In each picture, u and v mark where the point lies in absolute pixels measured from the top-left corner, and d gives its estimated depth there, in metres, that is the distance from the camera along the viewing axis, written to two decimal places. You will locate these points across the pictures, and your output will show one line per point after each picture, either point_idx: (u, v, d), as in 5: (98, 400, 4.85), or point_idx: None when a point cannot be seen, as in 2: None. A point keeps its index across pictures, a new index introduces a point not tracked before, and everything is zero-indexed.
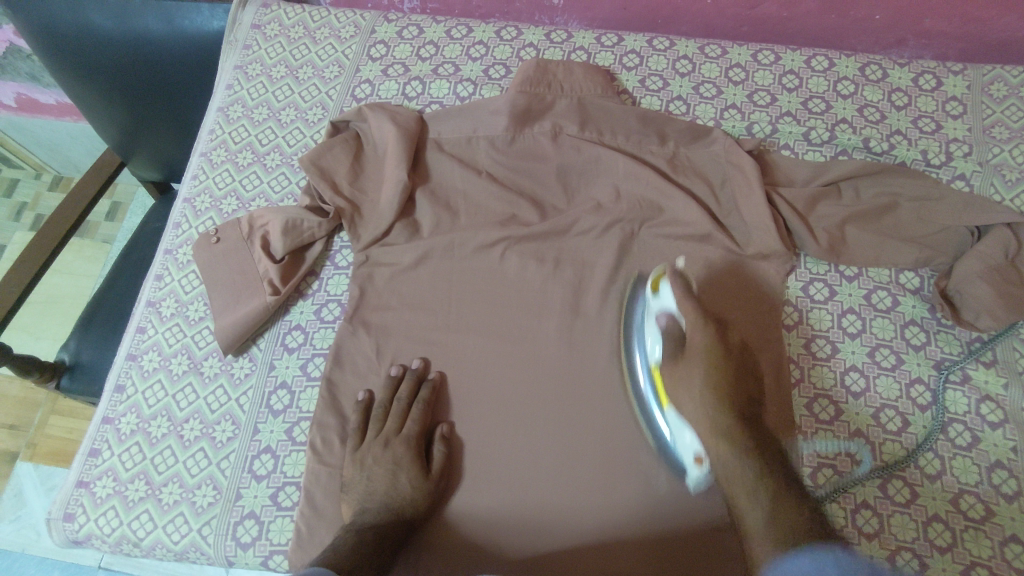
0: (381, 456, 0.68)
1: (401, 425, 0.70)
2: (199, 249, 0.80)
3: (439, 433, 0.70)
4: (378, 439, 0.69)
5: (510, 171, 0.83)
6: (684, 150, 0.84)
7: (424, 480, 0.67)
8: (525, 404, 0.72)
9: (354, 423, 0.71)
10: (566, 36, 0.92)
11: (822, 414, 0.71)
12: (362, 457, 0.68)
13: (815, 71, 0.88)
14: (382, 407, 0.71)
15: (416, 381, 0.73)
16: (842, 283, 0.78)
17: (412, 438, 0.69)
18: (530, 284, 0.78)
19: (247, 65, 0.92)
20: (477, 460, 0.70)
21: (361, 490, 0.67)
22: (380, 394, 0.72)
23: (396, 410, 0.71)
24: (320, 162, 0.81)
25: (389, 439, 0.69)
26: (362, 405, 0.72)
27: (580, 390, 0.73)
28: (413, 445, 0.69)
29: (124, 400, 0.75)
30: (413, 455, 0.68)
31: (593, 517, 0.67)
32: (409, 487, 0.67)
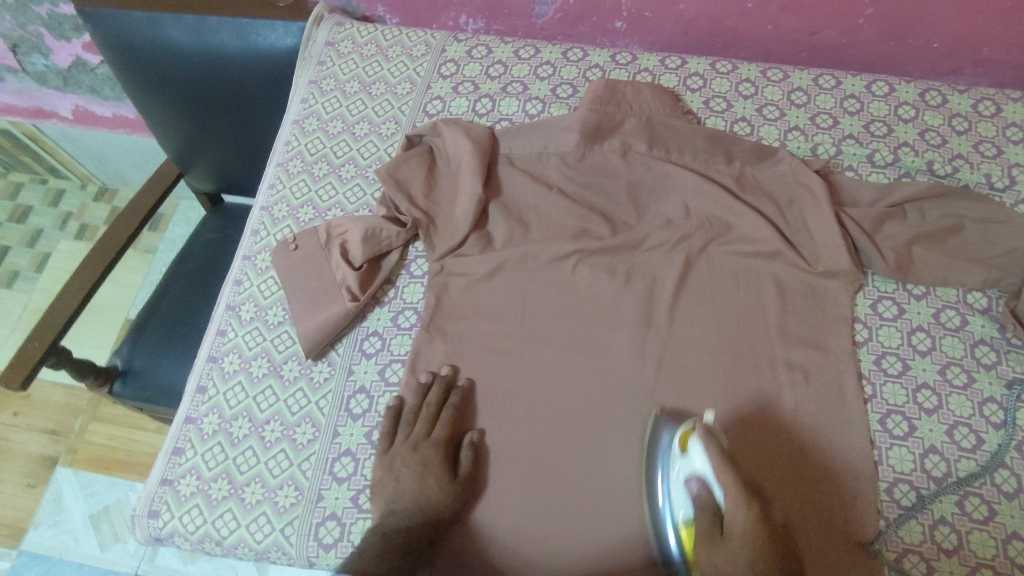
0: (409, 459, 0.70)
1: (429, 429, 0.72)
2: (277, 255, 0.83)
3: (468, 441, 0.72)
4: (406, 442, 0.71)
5: (580, 187, 0.85)
6: (750, 170, 0.86)
7: (452, 483, 0.69)
8: (590, 416, 0.74)
9: (383, 427, 0.73)
10: (631, 58, 0.95)
11: (896, 430, 0.72)
12: (391, 459, 0.71)
13: (876, 96, 0.90)
14: (412, 412, 0.73)
15: (445, 388, 0.74)
16: (910, 302, 0.79)
17: (441, 442, 0.71)
18: (602, 296, 0.80)
19: (321, 80, 0.95)
20: (528, 463, 0.72)
21: (389, 490, 0.69)
22: (410, 399, 0.74)
23: (423, 416, 0.72)
24: (396, 173, 0.84)
25: (418, 443, 0.71)
26: (391, 410, 0.73)
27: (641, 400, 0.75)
28: (441, 449, 0.71)
29: (206, 401, 0.76)
30: (441, 458, 0.70)
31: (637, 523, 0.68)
32: (438, 489, 0.68)
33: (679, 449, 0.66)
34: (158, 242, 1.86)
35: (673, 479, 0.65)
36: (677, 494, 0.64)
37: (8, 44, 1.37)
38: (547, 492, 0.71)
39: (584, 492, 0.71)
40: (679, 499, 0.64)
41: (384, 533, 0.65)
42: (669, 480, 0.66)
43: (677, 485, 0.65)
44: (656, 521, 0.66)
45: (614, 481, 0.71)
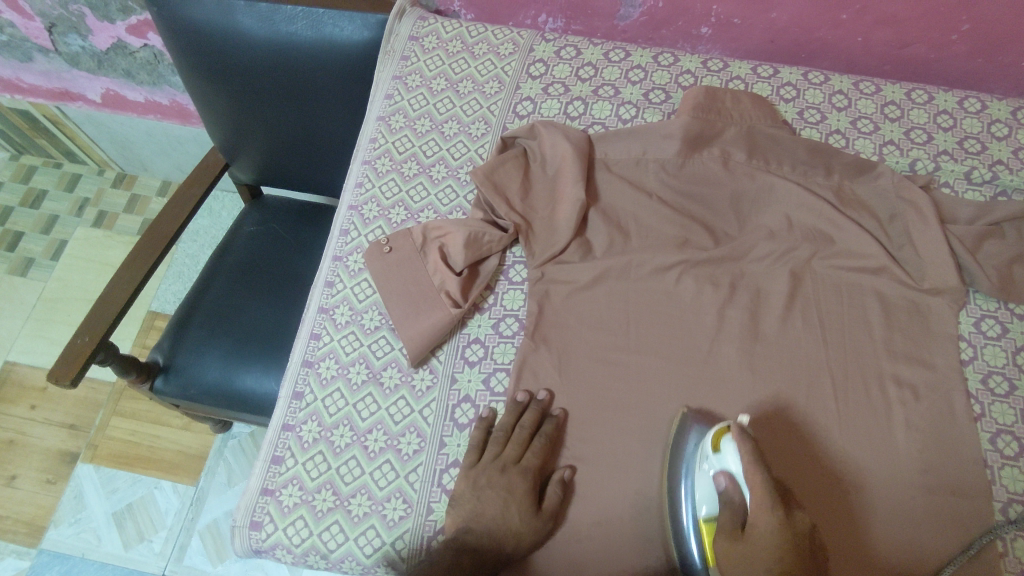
0: (495, 479, 0.67)
1: (520, 453, 0.69)
2: (371, 257, 0.80)
3: (559, 476, 0.68)
4: (495, 462, 0.68)
5: (681, 194, 0.83)
6: (849, 184, 0.85)
7: (535, 517, 0.65)
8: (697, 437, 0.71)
9: (474, 440, 0.70)
10: (722, 65, 0.94)
11: (1007, 450, 0.72)
12: (476, 477, 0.68)
13: (968, 113, 0.90)
14: (504, 430, 0.70)
15: (541, 413, 0.71)
16: (1013, 321, 0.79)
17: (530, 470, 0.68)
18: (709, 309, 0.78)
19: (406, 76, 0.93)
20: (603, 466, 0.70)
21: (470, 509, 0.66)
22: (503, 417, 0.71)
23: (516, 439, 0.69)
24: (494, 176, 0.81)
25: (507, 465, 0.68)
26: (485, 423, 0.71)
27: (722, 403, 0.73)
28: (531, 477, 0.67)
29: (303, 407, 0.74)
30: (528, 487, 0.67)
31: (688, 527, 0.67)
32: (518, 521, 0.65)
33: (712, 447, 0.64)
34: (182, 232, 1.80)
35: (700, 471, 0.65)
36: (701, 488, 0.64)
37: (45, 23, 1.32)
38: (595, 542, 0.67)
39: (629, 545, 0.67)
40: (704, 495, 0.64)
41: (457, 549, 0.63)
42: (694, 483, 0.66)
43: (701, 477, 0.65)
44: (675, 522, 0.66)
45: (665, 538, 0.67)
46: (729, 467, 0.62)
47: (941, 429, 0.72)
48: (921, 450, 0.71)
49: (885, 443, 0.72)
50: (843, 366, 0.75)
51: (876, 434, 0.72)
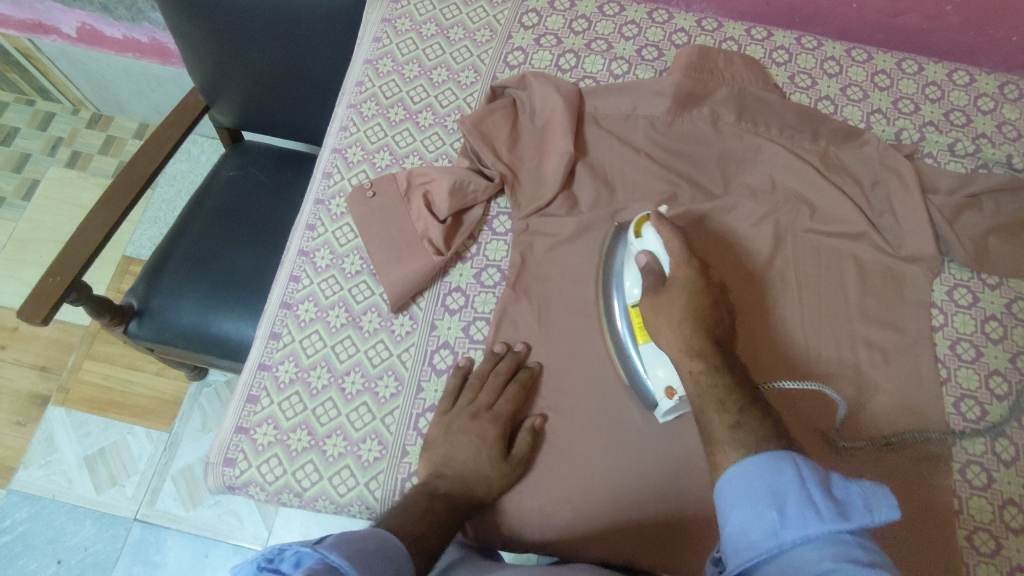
0: (467, 426, 0.67)
1: (493, 400, 0.69)
2: (354, 202, 0.79)
3: (530, 423, 0.69)
4: (469, 408, 0.68)
5: (669, 152, 0.83)
6: (835, 150, 0.85)
7: (504, 463, 0.66)
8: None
9: (449, 387, 0.70)
10: (716, 25, 0.93)
11: (969, 414, 0.75)
12: (449, 423, 0.68)
13: (956, 85, 0.91)
14: (479, 378, 0.70)
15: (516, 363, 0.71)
16: (984, 291, 0.81)
17: (502, 417, 0.68)
18: (692, 270, 0.78)
19: (396, 20, 0.91)
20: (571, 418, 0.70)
21: (441, 454, 0.66)
22: (480, 365, 0.71)
23: (488, 387, 0.69)
24: (480, 125, 0.80)
25: (479, 411, 0.68)
26: (461, 371, 0.71)
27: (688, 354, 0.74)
28: (500, 424, 0.67)
29: (280, 348, 0.73)
30: (499, 435, 0.66)
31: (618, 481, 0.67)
32: (488, 465, 0.65)
33: (635, 233, 0.71)
34: (163, 176, 1.77)
35: (629, 260, 0.72)
36: (628, 273, 0.71)
37: None
38: (566, 489, 0.67)
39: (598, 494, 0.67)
40: (631, 277, 0.71)
41: (424, 499, 0.62)
42: (624, 269, 0.72)
43: (630, 265, 0.72)
44: (607, 305, 0.73)
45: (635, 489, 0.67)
46: (652, 247, 0.69)
47: (906, 391, 0.74)
48: (888, 411, 0.73)
49: (854, 400, 0.73)
50: (817, 331, 0.76)
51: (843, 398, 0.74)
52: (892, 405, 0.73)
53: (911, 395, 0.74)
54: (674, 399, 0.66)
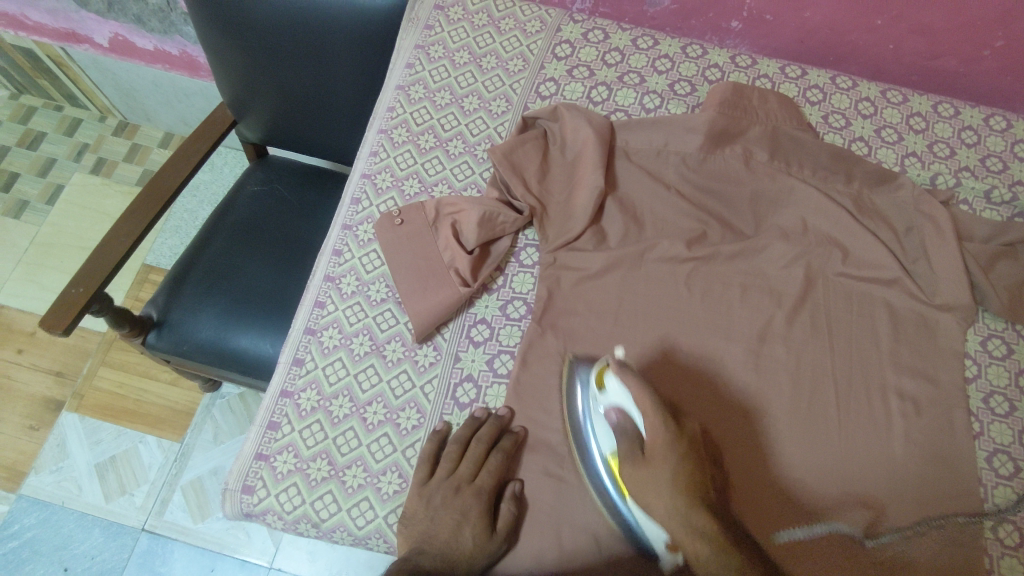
0: (450, 500, 0.64)
1: (474, 472, 0.66)
2: (382, 229, 0.78)
3: (511, 492, 0.66)
4: (448, 480, 0.65)
5: (700, 189, 0.82)
6: (868, 192, 0.84)
7: (489, 538, 0.62)
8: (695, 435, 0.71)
9: (425, 453, 0.67)
10: (750, 62, 0.93)
11: (1002, 470, 0.73)
12: (429, 497, 0.64)
13: (993, 130, 0.90)
14: (461, 445, 0.67)
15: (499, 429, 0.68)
16: (1018, 342, 0.79)
17: (483, 490, 0.64)
18: (721, 311, 0.77)
19: (429, 46, 0.91)
20: None
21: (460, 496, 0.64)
22: (460, 430, 0.68)
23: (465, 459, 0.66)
24: (512, 156, 0.80)
25: (461, 484, 0.65)
26: (439, 436, 0.68)
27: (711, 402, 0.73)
28: (485, 497, 0.64)
29: (303, 375, 0.72)
30: (483, 508, 0.63)
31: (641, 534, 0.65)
32: (471, 540, 0.61)
33: (597, 386, 0.67)
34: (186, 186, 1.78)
35: (596, 414, 0.67)
36: (601, 426, 0.66)
37: None
38: (586, 536, 0.65)
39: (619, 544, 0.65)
40: (604, 433, 0.66)
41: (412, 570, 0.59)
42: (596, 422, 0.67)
43: (598, 419, 0.67)
44: (577, 430, 0.69)
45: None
46: (618, 401, 0.64)
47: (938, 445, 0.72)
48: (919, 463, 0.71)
49: (883, 451, 0.72)
50: (846, 377, 0.75)
51: (873, 449, 0.72)
52: (923, 456, 0.72)
53: (941, 450, 0.72)
54: (679, 556, 0.61)
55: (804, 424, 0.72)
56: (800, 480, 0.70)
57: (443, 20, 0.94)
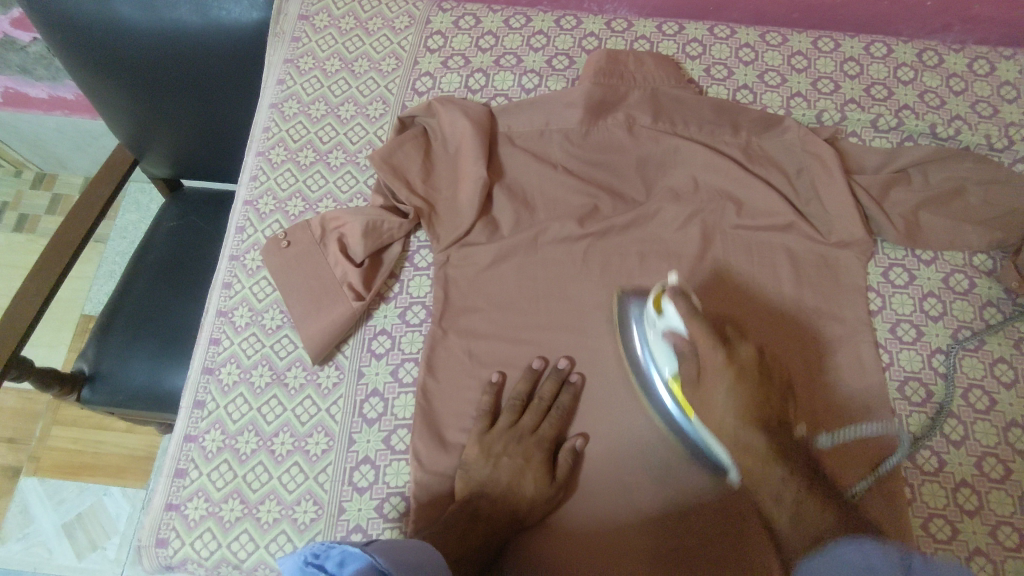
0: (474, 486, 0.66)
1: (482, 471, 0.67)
2: (269, 253, 0.77)
3: (570, 445, 0.69)
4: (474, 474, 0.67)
5: (586, 163, 0.81)
6: (757, 139, 0.83)
7: (548, 485, 0.66)
8: (608, 422, 0.71)
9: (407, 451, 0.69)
10: (626, 25, 0.91)
11: (914, 397, 0.73)
12: (490, 444, 0.68)
13: (874, 58, 0.90)
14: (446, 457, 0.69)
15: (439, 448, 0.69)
16: (920, 268, 0.79)
17: (546, 440, 0.68)
18: (620, 283, 0.77)
19: (298, 58, 0.89)
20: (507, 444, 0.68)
21: (477, 478, 0.66)
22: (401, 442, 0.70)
23: (551, 417, 0.70)
24: (392, 159, 0.78)
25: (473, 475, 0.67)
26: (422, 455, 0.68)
27: (617, 388, 0.72)
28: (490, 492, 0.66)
29: (205, 417, 0.71)
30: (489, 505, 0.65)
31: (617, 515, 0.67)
32: (533, 488, 0.66)
33: (656, 311, 0.66)
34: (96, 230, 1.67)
35: (652, 334, 0.68)
36: (658, 349, 0.67)
37: None
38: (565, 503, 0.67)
39: (552, 522, 0.67)
40: (662, 355, 0.67)
41: None
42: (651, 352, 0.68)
43: (658, 341, 0.67)
44: (641, 374, 0.70)
45: (587, 521, 0.67)
46: (676, 325, 0.64)
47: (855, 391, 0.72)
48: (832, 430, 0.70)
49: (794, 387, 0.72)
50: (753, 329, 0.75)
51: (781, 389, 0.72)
52: (841, 418, 0.71)
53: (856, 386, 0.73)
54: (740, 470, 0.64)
55: None
56: None
57: (309, 30, 0.91)
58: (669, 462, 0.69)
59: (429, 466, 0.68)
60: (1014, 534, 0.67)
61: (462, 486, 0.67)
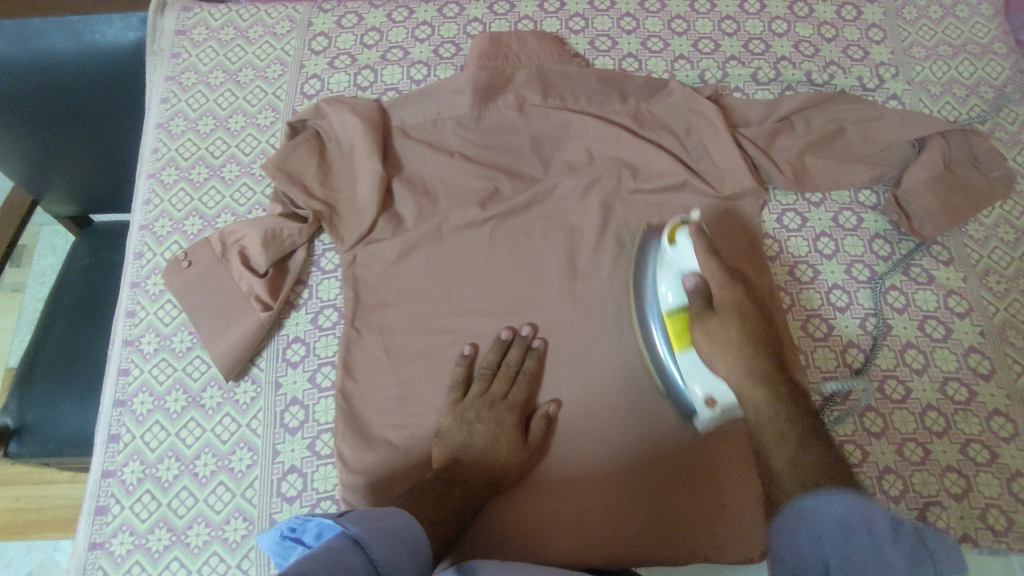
0: (459, 447, 0.67)
1: (459, 438, 0.67)
2: (170, 275, 0.75)
3: (544, 410, 0.70)
4: (452, 436, 0.68)
5: (481, 148, 0.82)
6: (645, 105, 0.85)
7: (522, 447, 0.68)
8: (545, 390, 0.73)
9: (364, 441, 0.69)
10: (509, 7, 0.92)
11: (817, 332, 0.77)
12: (463, 411, 0.69)
13: (749, 14, 0.93)
14: (406, 437, 0.70)
15: (398, 433, 0.70)
16: (810, 210, 0.83)
17: (517, 404, 0.70)
18: (528, 261, 0.78)
19: (179, 75, 0.87)
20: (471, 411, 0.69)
21: (456, 442, 0.67)
22: (364, 429, 0.70)
23: (519, 382, 0.71)
24: (285, 165, 0.77)
25: (447, 438, 0.68)
26: (388, 444, 0.69)
27: (559, 351, 0.74)
28: (472, 453, 0.67)
29: (121, 450, 0.70)
30: (470, 465, 0.66)
31: (583, 477, 0.70)
32: (507, 451, 0.67)
33: (668, 243, 0.70)
34: (8, 278, 1.42)
35: (664, 270, 0.70)
36: (664, 284, 0.69)
37: None
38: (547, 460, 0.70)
39: (527, 484, 0.69)
40: (668, 289, 0.69)
41: None
42: (658, 275, 0.71)
43: (665, 276, 0.70)
44: (646, 334, 0.72)
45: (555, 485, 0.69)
46: (687, 261, 0.67)
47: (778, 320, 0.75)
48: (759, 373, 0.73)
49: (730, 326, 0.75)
50: None
51: None
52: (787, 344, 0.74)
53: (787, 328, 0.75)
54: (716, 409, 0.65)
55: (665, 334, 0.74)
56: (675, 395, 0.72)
57: (188, 45, 0.89)
58: (627, 415, 0.71)
59: (353, 465, 0.68)
60: (919, 448, 0.71)
61: (439, 455, 0.67)
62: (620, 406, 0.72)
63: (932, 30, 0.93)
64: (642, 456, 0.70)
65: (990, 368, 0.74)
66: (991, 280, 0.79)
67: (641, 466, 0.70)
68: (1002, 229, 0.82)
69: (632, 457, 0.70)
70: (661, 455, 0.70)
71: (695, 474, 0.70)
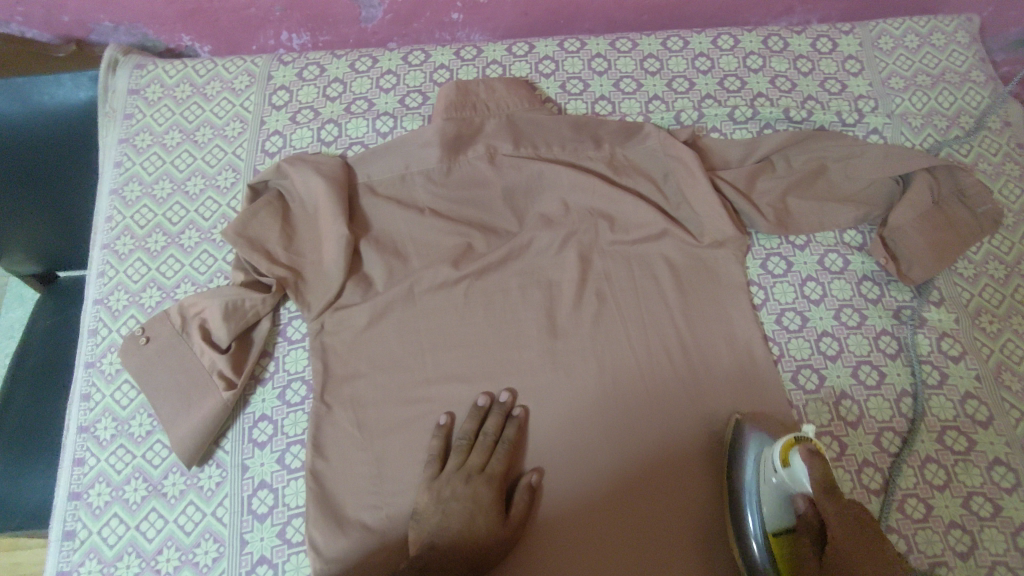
0: (436, 527, 0.62)
1: (436, 517, 0.63)
2: (127, 354, 0.71)
3: (526, 480, 0.66)
4: (430, 516, 0.63)
5: (453, 202, 0.79)
6: (620, 150, 0.82)
7: (503, 524, 0.63)
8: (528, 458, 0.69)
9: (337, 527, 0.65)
10: (477, 51, 0.89)
11: (808, 384, 0.73)
12: (439, 489, 0.64)
13: (723, 50, 0.90)
14: (381, 519, 0.65)
15: (371, 515, 0.66)
16: (795, 254, 0.80)
17: (496, 476, 0.66)
18: (506, 321, 0.74)
19: (134, 137, 0.84)
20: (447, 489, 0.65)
21: (433, 523, 0.63)
22: (335, 514, 0.66)
23: (498, 452, 0.67)
24: (247, 231, 0.73)
25: (425, 519, 0.63)
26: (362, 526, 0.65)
27: (540, 416, 0.71)
28: (449, 533, 0.62)
29: (77, 547, 0.65)
30: (448, 545, 0.61)
31: (573, 545, 0.66)
32: (486, 528, 0.62)
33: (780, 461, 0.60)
34: None
35: (766, 482, 0.62)
36: (769, 505, 0.61)
37: None
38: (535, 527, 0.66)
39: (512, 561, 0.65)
40: (771, 509, 0.61)
41: None
42: (757, 471, 0.63)
43: (770, 490, 0.61)
44: (738, 513, 0.63)
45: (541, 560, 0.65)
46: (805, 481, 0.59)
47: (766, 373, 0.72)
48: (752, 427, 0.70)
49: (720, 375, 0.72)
50: (645, 342, 0.73)
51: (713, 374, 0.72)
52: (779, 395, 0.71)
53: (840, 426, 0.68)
54: None
55: (649, 391, 0.71)
56: (664, 454, 0.69)
57: (142, 104, 0.86)
58: (615, 479, 0.68)
59: (326, 553, 0.64)
60: (920, 504, 0.68)
61: (415, 538, 0.63)
62: (608, 470, 0.68)
63: (909, 59, 0.91)
64: (635, 521, 0.66)
65: (988, 415, 0.72)
66: (983, 321, 0.77)
67: (634, 532, 0.66)
68: (991, 265, 0.80)
69: (623, 523, 0.66)
70: (654, 519, 0.66)
71: (692, 539, 0.66)
